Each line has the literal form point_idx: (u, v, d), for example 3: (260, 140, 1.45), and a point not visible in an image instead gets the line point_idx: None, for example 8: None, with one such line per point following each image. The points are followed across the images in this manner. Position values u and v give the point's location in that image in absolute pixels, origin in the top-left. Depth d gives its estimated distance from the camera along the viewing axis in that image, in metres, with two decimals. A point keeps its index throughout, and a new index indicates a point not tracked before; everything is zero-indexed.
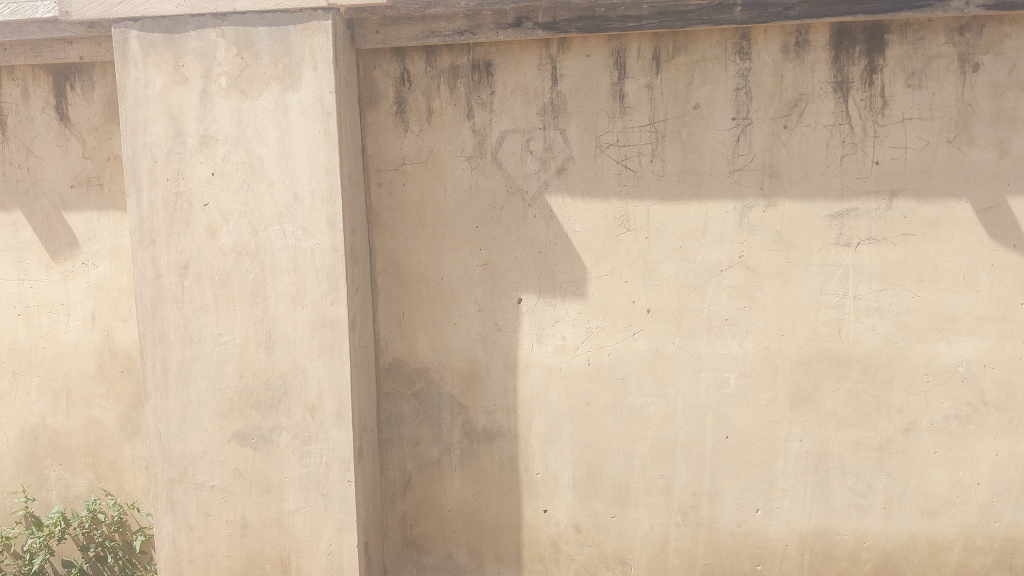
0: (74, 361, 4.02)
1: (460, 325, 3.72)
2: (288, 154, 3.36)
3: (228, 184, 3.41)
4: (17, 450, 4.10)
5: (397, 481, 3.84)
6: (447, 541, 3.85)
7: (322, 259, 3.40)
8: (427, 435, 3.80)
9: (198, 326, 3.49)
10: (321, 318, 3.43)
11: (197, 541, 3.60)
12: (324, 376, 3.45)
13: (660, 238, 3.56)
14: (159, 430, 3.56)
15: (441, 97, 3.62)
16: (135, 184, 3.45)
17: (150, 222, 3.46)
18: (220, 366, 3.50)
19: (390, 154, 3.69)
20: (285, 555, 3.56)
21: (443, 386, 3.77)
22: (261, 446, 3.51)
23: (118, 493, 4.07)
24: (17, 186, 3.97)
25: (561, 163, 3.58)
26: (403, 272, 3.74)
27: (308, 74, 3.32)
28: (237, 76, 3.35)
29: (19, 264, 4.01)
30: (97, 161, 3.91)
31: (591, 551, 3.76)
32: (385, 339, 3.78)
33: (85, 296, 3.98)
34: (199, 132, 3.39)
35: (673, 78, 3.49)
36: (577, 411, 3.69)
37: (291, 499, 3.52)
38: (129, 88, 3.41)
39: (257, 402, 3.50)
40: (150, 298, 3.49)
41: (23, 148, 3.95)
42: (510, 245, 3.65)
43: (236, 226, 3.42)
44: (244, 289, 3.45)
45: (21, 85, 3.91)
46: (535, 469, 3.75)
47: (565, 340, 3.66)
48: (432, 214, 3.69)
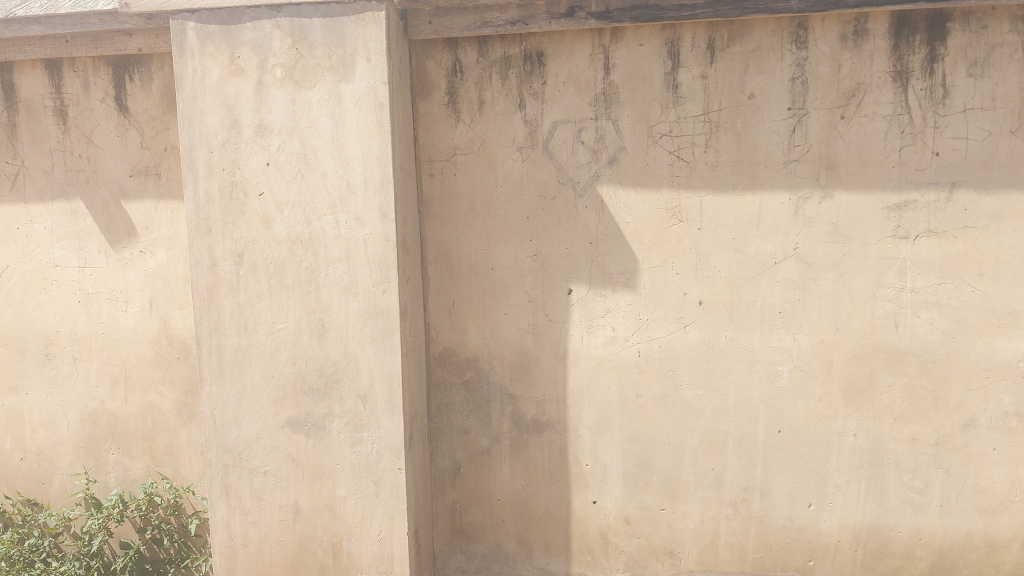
0: (132, 348, 4.11)
1: (510, 316, 3.72)
2: (341, 145, 3.39)
3: (282, 174, 3.45)
4: (77, 434, 4.20)
5: (447, 470, 3.87)
6: (496, 530, 3.86)
7: (375, 249, 3.42)
8: (476, 424, 3.82)
9: (253, 314, 3.54)
10: (373, 307, 3.45)
11: (251, 525, 3.66)
12: (376, 364, 3.48)
13: (713, 229, 3.53)
14: (214, 415, 3.62)
15: (492, 88, 3.62)
16: (192, 174, 3.51)
17: (206, 212, 3.52)
18: (274, 354, 3.54)
19: (441, 144, 3.70)
20: (337, 541, 3.60)
21: (493, 375, 3.78)
22: (314, 433, 3.56)
23: (174, 477, 4.15)
24: (78, 175, 4.06)
25: (613, 153, 3.57)
26: (454, 262, 3.75)
27: (361, 65, 3.34)
28: (292, 67, 3.38)
29: (80, 252, 4.10)
30: (154, 151, 3.98)
31: (640, 543, 3.75)
32: (436, 329, 3.80)
33: (143, 284, 4.06)
34: (255, 123, 3.43)
35: (728, 67, 3.45)
36: (628, 403, 3.67)
37: (343, 486, 3.56)
38: (186, 79, 3.46)
39: (310, 389, 3.55)
40: (206, 285, 3.55)
41: (83, 138, 4.04)
42: (561, 236, 3.65)
43: (290, 215, 3.46)
44: (298, 278, 3.49)
45: (82, 76, 3.99)
46: (584, 460, 3.74)
47: (616, 331, 3.64)
48: (483, 205, 3.70)
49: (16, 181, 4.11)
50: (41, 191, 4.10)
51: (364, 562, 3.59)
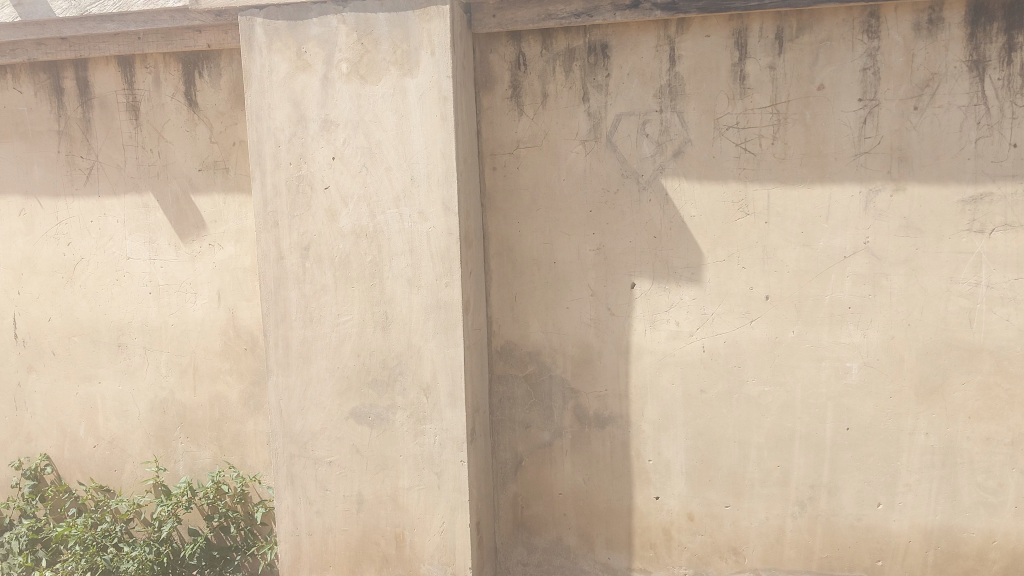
0: (201, 339, 4.19)
1: (573, 309, 3.71)
2: (406, 139, 3.41)
3: (347, 168, 3.48)
4: (148, 422, 4.31)
5: (509, 463, 3.88)
6: (558, 524, 3.86)
7: (438, 242, 3.44)
8: (538, 418, 3.82)
9: (319, 306, 3.58)
10: (436, 300, 3.47)
11: (315, 515, 3.71)
12: (439, 357, 3.50)
13: (780, 223, 3.47)
14: (281, 406, 3.68)
15: (556, 81, 3.61)
16: (260, 168, 3.56)
17: (273, 205, 3.57)
18: (339, 345, 3.58)
19: (505, 137, 3.70)
20: (399, 531, 3.63)
21: (555, 369, 3.77)
22: (377, 424, 3.59)
23: (240, 466, 4.23)
24: (149, 170, 4.15)
25: (678, 146, 3.53)
26: (516, 256, 3.75)
27: (426, 59, 3.35)
28: (357, 62, 3.41)
29: (151, 244, 4.19)
30: (223, 145, 4.05)
31: (703, 540, 3.71)
32: (498, 322, 3.80)
33: (211, 276, 4.13)
34: (321, 117, 3.47)
35: (797, 58, 3.39)
36: (692, 399, 3.64)
37: (406, 477, 3.59)
38: (254, 74, 3.51)
39: (373, 380, 3.58)
40: (273, 278, 3.61)
41: (155, 133, 4.12)
42: (625, 229, 3.62)
43: (355, 209, 3.49)
44: (362, 271, 3.52)
45: (153, 73, 4.08)
46: (647, 455, 3.72)
47: (679, 326, 3.61)
48: (546, 197, 3.69)
49: (90, 176, 4.22)
50: (114, 185, 4.20)
51: (427, 553, 3.62)
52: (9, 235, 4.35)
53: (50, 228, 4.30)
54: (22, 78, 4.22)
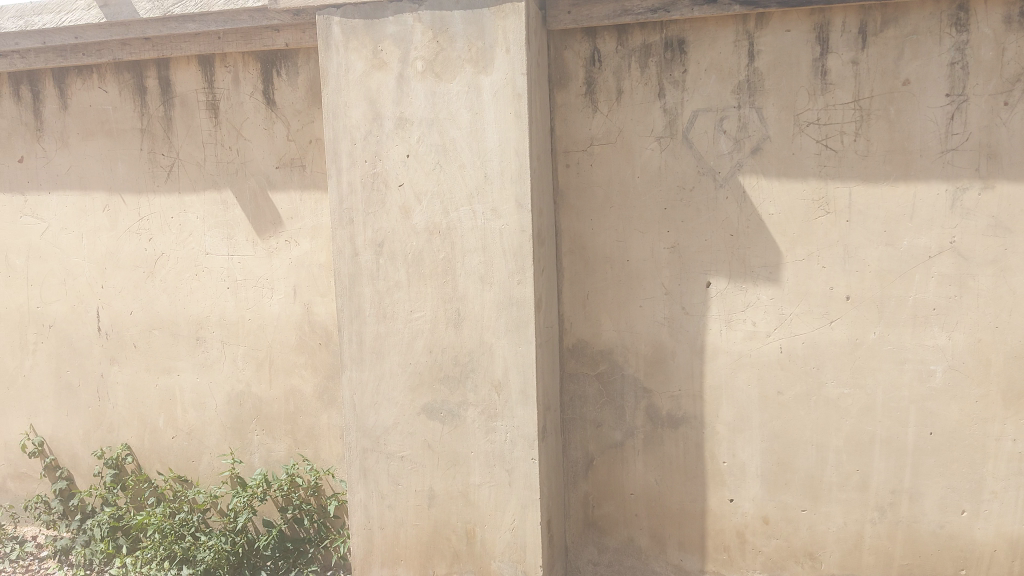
0: (277, 333, 4.26)
1: (646, 308, 3.68)
2: (480, 136, 3.42)
3: (421, 165, 3.50)
4: (224, 414, 4.39)
5: (580, 462, 3.86)
6: (629, 524, 3.83)
7: (511, 240, 3.44)
8: (610, 417, 3.79)
9: (392, 302, 3.61)
10: (509, 297, 3.47)
11: (387, 509, 3.74)
12: (510, 355, 3.50)
13: (863, 221, 3.39)
14: (355, 401, 3.73)
15: (632, 77, 3.58)
16: (336, 165, 3.61)
17: (348, 203, 3.62)
18: (412, 342, 3.61)
19: (579, 134, 3.68)
20: (470, 527, 3.64)
21: (627, 368, 3.74)
22: (449, 420, 3.61)
23: (314, 460, 4.28)
24: (228, 167, 4.23)
25: (756, 142, 3.47)
26: (589, 253, 3.73)
27: (501, 56, 3.35)
28: (432, 60, 3.43)
29: (229, 240, 4.27)
30: (299, 143, 4.11)
31: (779, 544, 3.65)
32: (570, 320, 3.79)
33: (287, 272, 4.20)
34: (396, 115, 3.50)
35: (881, 52, 3.31)
36: (768, 400, 3.58)
37: (477, 474, 3.60)
38: (331, 72, 3.55)
39: (445, 377, 3.59)
40: (348, 274, 3.65)
41: (233, 131, 4.20)
42: (700, 227, 3.57)
43: (429, 206, 3.51)
44: (435, 268, 3.54)
45: (232, 72, 4.16)
46: (721, 457, 3.67)
47: (756, 326, 3.55)
48: (620, 195, 3.66)
49: (171, 173, 4.32)
50: (194, 182, 4.29)
51: (497, 550, 3.62)
52: (94, 230, 4.48)
53: (133, 224, 4.41)
54: (107, 78, 4.34)
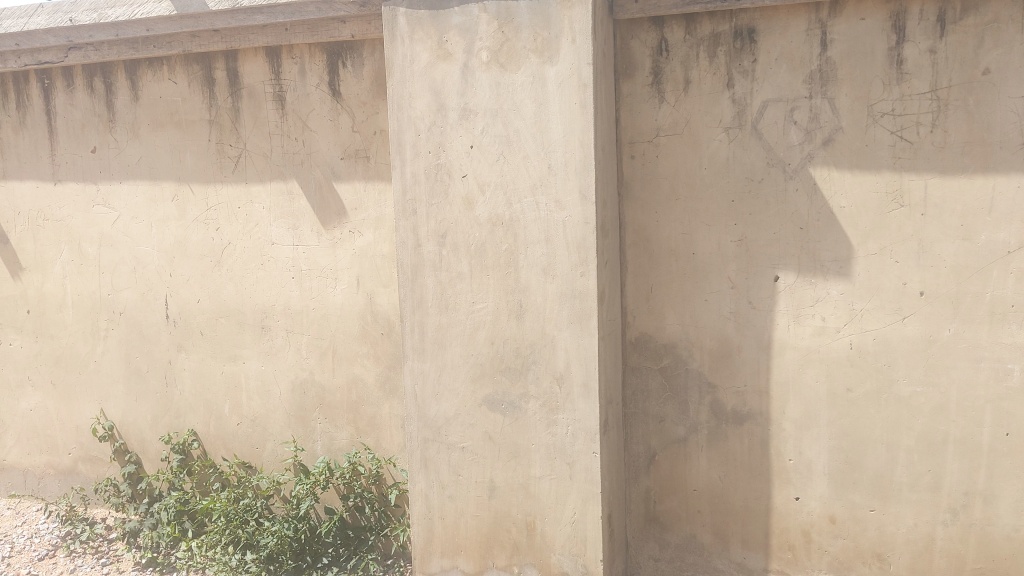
0: (341, 323, 4.29)
1: (712, 302, 3.62)
2: (545, 127, 3.39)
3: (485, 156, 3.49)
4: (288, 402, 4.45)
5: (642, 457, 3.83)
6: (691, 521, 3.79)
7: (574, 231, 3.40)
8: (673, 412, 3.75)
9: (455, 293, 3.61)
10: (571, 290, 3.44)
11: (448, 499, 3.76)
12: (572, 347, 3.47)
13: (938, 215, 3.30)
14: (416, 391, 3.74)
15: (699, 67, 3.53)
16: (400, 156, 3.62)
17: (412, 193, 3.63)
18: (474, 333, 3.61)
19: (644, 125, 3.64)
20: (531, 520, 3.63)
21: (691, 363, 3.69)
22: (510, 412, 3.60)
23: (376, 448, 4.31)
24: (294, 157, 4.27)
25: (828, 133, 3.40)
26: (653, 246, 3.69)
27: (566, 46, 3.32)
28: (498, 50, 3.41)
29: (294, 231, 4.31)
30: (364, 134, 4.13)
31: (845, 544, 3.57)
32: (633, 313, 3.75)
33: (351, 262, 4.23)
34: (460, 106, 3.50)
35: (961, 41, 3.20)
36: (837, 397, 3.50)
37: (538, 466, 3.58)
38: (396, 63, 3.57)
39: (507, 368, 3.58)
40: (411, 265, 3.66)
41: (299, 122, 4.24)
42: (768, 220, 3.51)
43: (492, 197, 3.50)
44: (498, 259, 3.53)
45: (299, 63, 4.19)
46: (787, 454, 3.60)
47: (825, 322, 3.48)
48: (686, 187, 3.61)
49: (238, 163, 4.38)
50: (261, 172, 4.34)
51: (558, 543, 3.61)
52: (163, 219, 4.56)
53: (201, 214, 4.48)
54: (177, 69, 4.41)
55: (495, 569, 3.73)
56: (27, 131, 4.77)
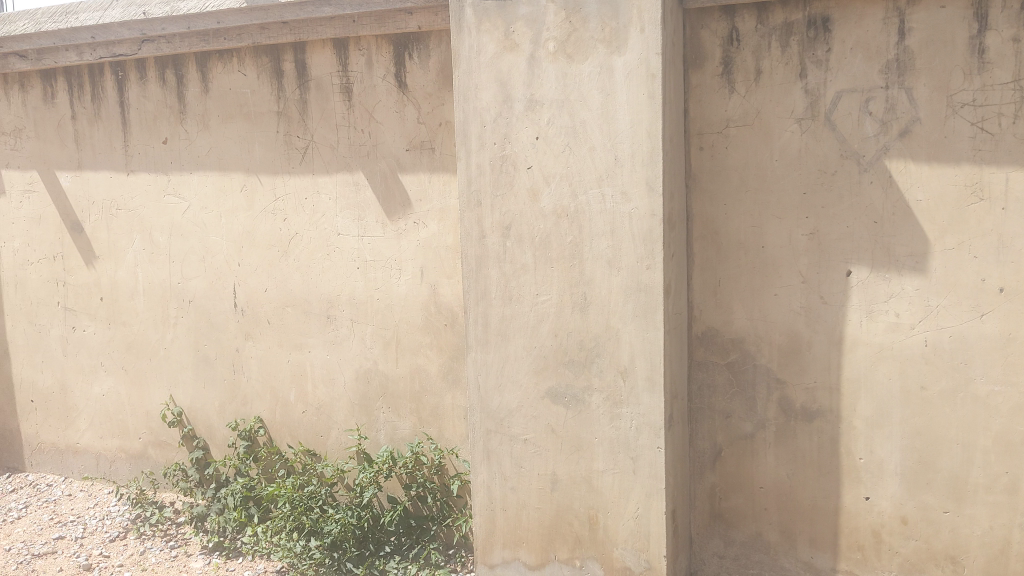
0: (404, 314, 4.32)
1: (781, 296, 3.56)
2: (612, 118, 3.36)
3: (551, 148, 3.47)
4: (352, 391, 4.49)
5: (707, 453, 3.78)
6: (757, 518, 3.73)
7: (641, 224, 3.37)
8: (740, 409, 3.70)
9: (519, 284, 3.61)
10: (637, 282, 3.40)
11: (510, 491, 3.75)
12: (638, 341, 3.44)
13: (1020, 209, 3.19)
14: (479, 382, 3.75)
15: (771, 57, 3.47)
16: (466, 148, 3.63)
17: (477, 184, 3.63)
18: (537, 325, 3.60)
19: (714, 116, 3.59)
20: (593, 513, 3.61)
21: (759, 358, 3.63)
22: (573, 405, 3.58)
23: (438, 439, 4.33)
24: (360, 149, 4.30)
25: (904, 125, 3.31)
26: (722, 239, 3.64)
27: (635, 36, 3.28)
28: (565, 40, 3.39)
29: (360, 221, 4.34)
30: (429, 125, 4.14)
31: (917, 545, 3.48)
32: (700, 307, 3.70)
33: (416, 253, 4.24)
34: (526, 97, 3.48)
35: None
36: (910, 395, 3.42)
37: (601, 460, 3.56)
38: (463, 54, 3.57)
39: (570, 361, 3.56)
40: (475, 256, 3.67)
41: (366, 113, 4.27)
42: (842, 214, 3.43)
43: (557, 189, 3.49)
44: (562, 251, 3.51)
45: (366, 55, 4.22)
46: (858, 453, 3.53)
47: (900, 318, 3.39)
48: (756, 179, 3.55)
49: (305, 155, 4.43)
50: (327, 164, 4.38)
51: (621, 537, 3.58)
52: (232, 209, 4.63)
53: (269, 204, 4.54)
54: (247, 61, 4.47)
55: (557, 562, 3.71)
56: (102, 122, 4.89)
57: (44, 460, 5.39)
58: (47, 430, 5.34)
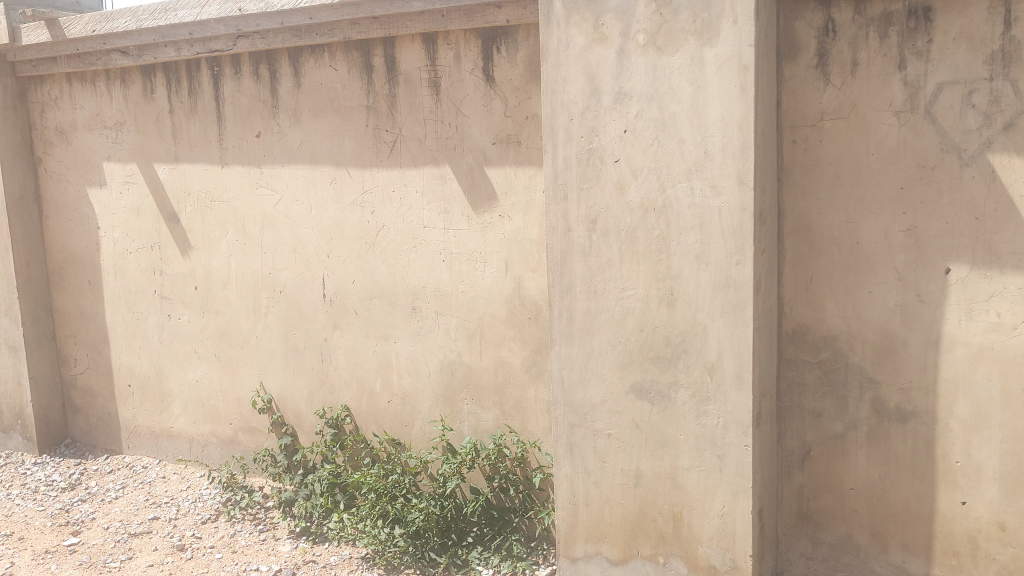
0: (489, 306, 4.34)
1: (876, 294, 3.48)
2: (702, 110, 3.32)
3: (639, 141, 3.45)
4: (437, 383, 4.53)
5: (796, 453, 3.71)
6: (847, 520, 3.65)
7: (730, 218, 3.32)
8: (830, 408, 3.62)
9: (605, 279, 3.60)
10: (726, 278, 3.36)
11: (593, 485, 3.75)
12: (725, 337, 3.39)
13: None
14: (564, 376, 3.75)
15: (869, 48, 3.39)
16: (553, 141, 3.63)
17: (564, 178, 3.63)
18: (623, 319, 3.58)
19: (808, 109, 3.52)
20: (678, 510, 3.58)
21: (852, 357, 3.55)
22: (659, 401, 3.55)
23: (521, 432, 4.35)
24: (448, 142, 4.34)
25: (1009, 117, 3.20)
26: (814, 235, 3.56)
27: (727, 28, 3.23)
28: (655, 33, 3.36)
29: (446, 214, 4.38)
30: (516, 119, 4.15)
31: (1016, 553, 3.36)
32: (790, 304, 3.64)
33: (501, 246, 4.26)
34: (615, 90, 3.47)
35: None
36: (1011, 398, 3.30)
37: (686, 457, 3.53)
38: (552, 47, 3.57)
39: (656, 357, 3.54)
40: (560, 250, 3.67)
41: (453, 107, 4.30)
42: (941, 209, 3.34)
43: (645, 182, 3.46)
44: (649, 246, 3.49)
45: (454, 49, 4.25)
46: (954, 456, 3.42)
47: (1001, 318, 3.27)
48: (851, 173, 3.47)
49: (393, 148, 4.49)
50: (415, 157, 4.43)
51: (705, 536, 3.54)
52: (322, 202, 4.73)
53: (357, 197, 4.62)
54: (338, 56, 4.55)
55: (640, 558, 3.70)
56: (198, 116, 5.03)
57: (140, 443, 5.59)
58: (144, 414, 5.53)
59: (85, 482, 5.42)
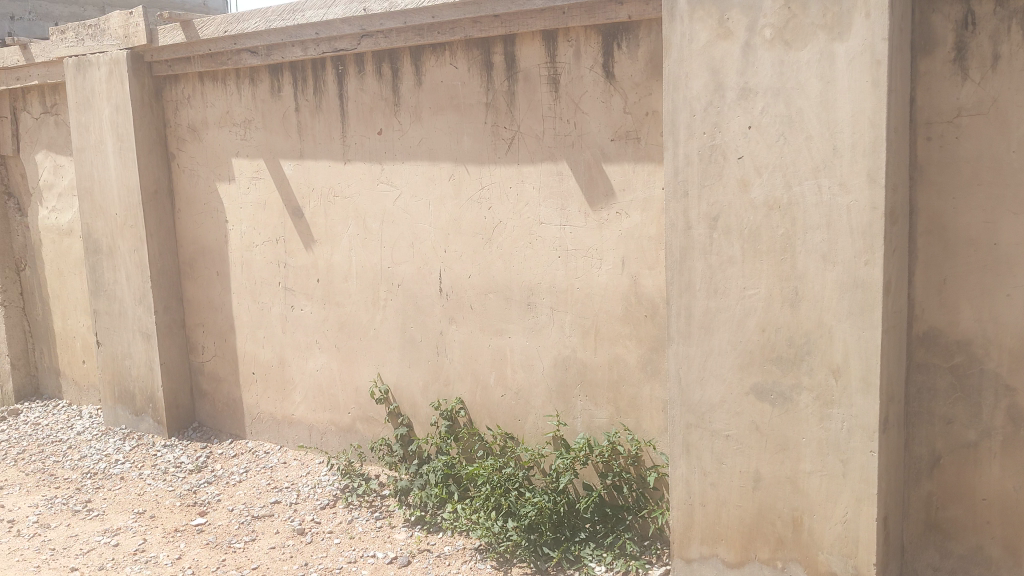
0: (604, 302, 4.33)
1: (1015, 297, 3.35)
2: (831, 106, 3.24)
3: (765, 137, 3.39)
4: (551, 378, 4.55)
5: (924, 459, 3.57)
6: (979, 532, 3.52)
7: (860, 217, 3.23)
8: (962, 415, 3.49)
9: (725, 277, 3.55)
10: (854, 278, 3.27)
11: (710, 487, 3.71)
12: (852, 339, 3.30)
13: None
14: (681, 375, 3.73)
15: (1011, 42, 3.26)
16: (674, 138, 3.60)
17: (684, 175, 3.60)
18: (743, 319, 3.53)
19: (944, 104, 3.39)
20: (798, 515, 3.51)
21: (987, 362, 3.43)
22: (780, 403, 3.49)
23: (636, 430, 4.31)
24: (566, 139, 4.35)
25: None
26: (948, 235, 3.43)
27: (859, 22, 3.14)
28: (783, 27, 3.29)
29: (563, 211, 4.39)
30: (636, 115, 4.13)
31: None
32: (922, 306, 3.50)
33: (618, 243, 4.25)
34: (740, 86, 3.42)
35: None
36: None
37: (808, 461, 3.45)
38: (675, 43, 3.54)
39: (777, 357, 3.48)
40: (680, 247, 3.65)
41: (572, 104, 4.31)
42: None
43: (770, 179, 3.40)
44: (773, 245, 3.43)
45: (575, 46, 4.25)
46: None
47: None
48: (990, 171, 3.35)
49: (511, 145, 4.53)
50: (533, 153, 4.46)
51: (827, 541, 3.45)
52: (441, 198, 4.81)
53: (475, 193, 4.68)
54: (459, 54, 4.62)
55: (757, 561, 3.64)
56: (323, 114, 5.17)
57: (263, 429, 5.79)
58: (266, 401, 5.73)
59: (211, 465, 5.66)
